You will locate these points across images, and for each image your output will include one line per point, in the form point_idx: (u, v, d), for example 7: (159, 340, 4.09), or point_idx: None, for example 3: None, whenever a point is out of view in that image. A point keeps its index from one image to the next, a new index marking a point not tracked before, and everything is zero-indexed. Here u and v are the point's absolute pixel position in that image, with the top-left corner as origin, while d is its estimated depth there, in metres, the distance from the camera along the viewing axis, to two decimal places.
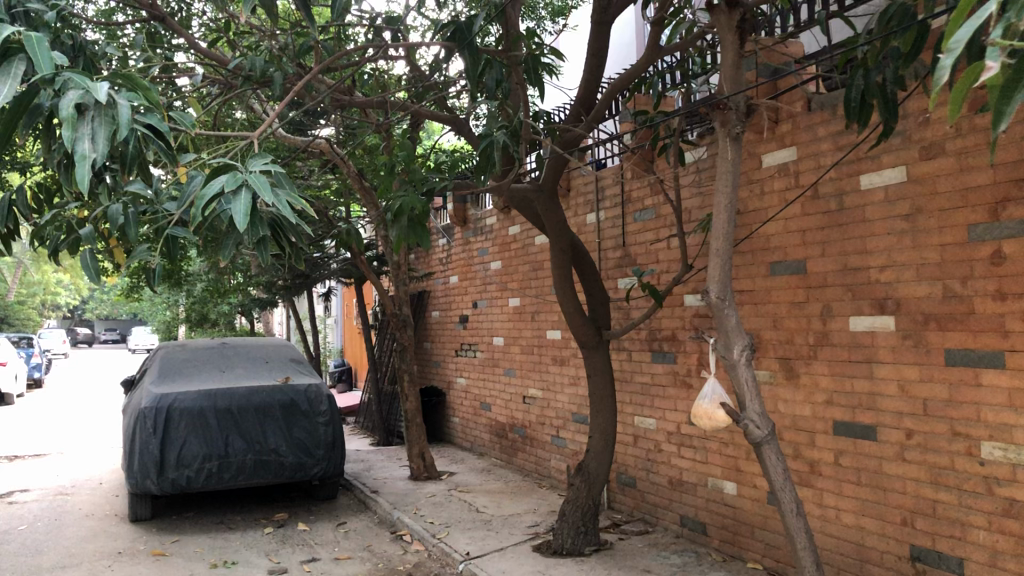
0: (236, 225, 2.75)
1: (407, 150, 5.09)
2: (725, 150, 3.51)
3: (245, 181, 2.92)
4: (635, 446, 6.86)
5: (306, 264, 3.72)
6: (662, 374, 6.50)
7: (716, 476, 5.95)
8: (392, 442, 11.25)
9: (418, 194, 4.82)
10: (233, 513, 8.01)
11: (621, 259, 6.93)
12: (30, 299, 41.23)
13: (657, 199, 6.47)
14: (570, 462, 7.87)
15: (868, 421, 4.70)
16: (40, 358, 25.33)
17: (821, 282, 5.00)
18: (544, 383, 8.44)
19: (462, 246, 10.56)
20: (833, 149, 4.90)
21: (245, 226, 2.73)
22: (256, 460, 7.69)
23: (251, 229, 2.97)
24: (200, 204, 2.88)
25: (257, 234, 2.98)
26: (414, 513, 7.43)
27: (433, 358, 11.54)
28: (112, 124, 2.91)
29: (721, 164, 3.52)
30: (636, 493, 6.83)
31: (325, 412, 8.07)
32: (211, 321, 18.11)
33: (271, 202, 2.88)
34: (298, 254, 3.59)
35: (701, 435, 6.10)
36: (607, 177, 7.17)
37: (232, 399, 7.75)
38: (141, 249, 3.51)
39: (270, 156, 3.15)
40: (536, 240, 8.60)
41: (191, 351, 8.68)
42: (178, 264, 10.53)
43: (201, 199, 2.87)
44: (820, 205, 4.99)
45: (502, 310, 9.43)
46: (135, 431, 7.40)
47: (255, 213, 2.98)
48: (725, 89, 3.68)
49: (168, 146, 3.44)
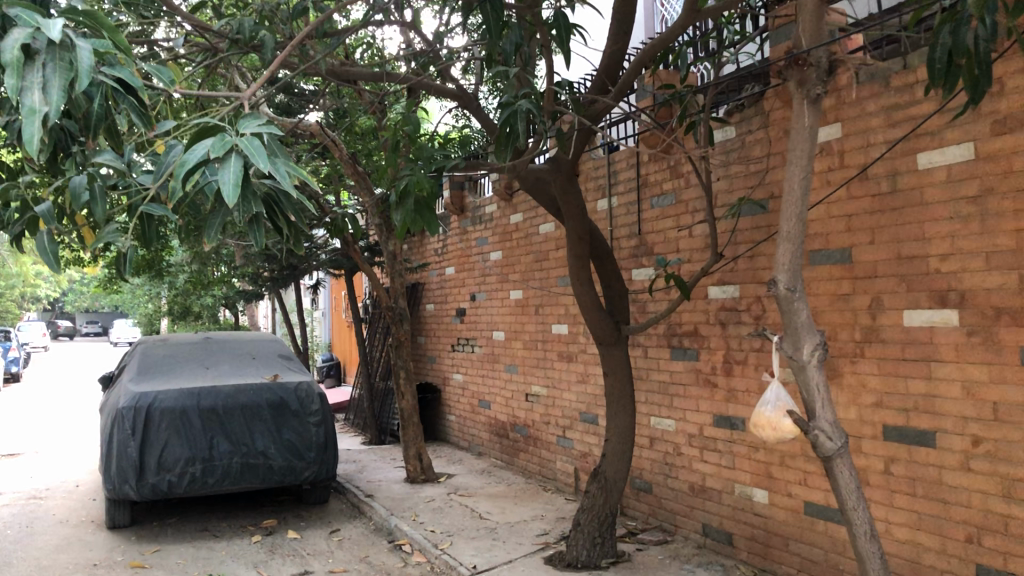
0: (225, 198, 2.24)
1: (415, 124, 4.58)
2: (801, 115, 3.03)
3: (235, 145, 2.42)
4: (651, 450, 6.40)
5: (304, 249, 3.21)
6: (682, 373, 6.03)
7: (745, 483, 5.49)
8: (385, 441, 10.74)
9: (426, 173, 4.34)
10: (218, 520, 7.49)
11: (637, 248, 6.46)
12: (9, 291, 40.39)
13: (678, 183, 6.00)
14: (578, 464, 7.40)
15: (925, 425, 4.24)
16: (18, 353, 24.73)
17: (871, 272, 4.53)
18: (548, 380, 7.96)
19: (459, 235, 10.06)
20: (885, 126, 4.43)
21: (234, 201, 2.21)
22: (243, 463, 7.17)
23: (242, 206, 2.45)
24: (181, 172, 2.37)
25: (249, 212, 2.46)
26: (413, 520, 6.93)
27: (427, 353, 11.05)
28: (70, 71, 2.45)
29: (793, 133, 3.06)
30: (652, 499, 6.37)
31: (316, 412, 7.57)
32: (195, 314, 17.56)
33: (267, 170, 2.38)
34: (297, 238, 3.08)
35: (726, 439, 5.64)
36: (621, 160, 6.69)
37: (216, 398, 7.22)
38: (110, 230, 3.00)
39: (264, 119, 2.63)
40: (540, 228, 8.11)
41: (172, 347, 8.13)
42: (159, 253, 9.98)
43: (182, 166, 2.37)
44: (869, 187, 4.53)
45: (502, 303, 8.95)
46: (112, 433, 6.87)
47: (248, 186, 2.47)
48: (802, 44, 3.21)
49: (141, 105, 2.94)
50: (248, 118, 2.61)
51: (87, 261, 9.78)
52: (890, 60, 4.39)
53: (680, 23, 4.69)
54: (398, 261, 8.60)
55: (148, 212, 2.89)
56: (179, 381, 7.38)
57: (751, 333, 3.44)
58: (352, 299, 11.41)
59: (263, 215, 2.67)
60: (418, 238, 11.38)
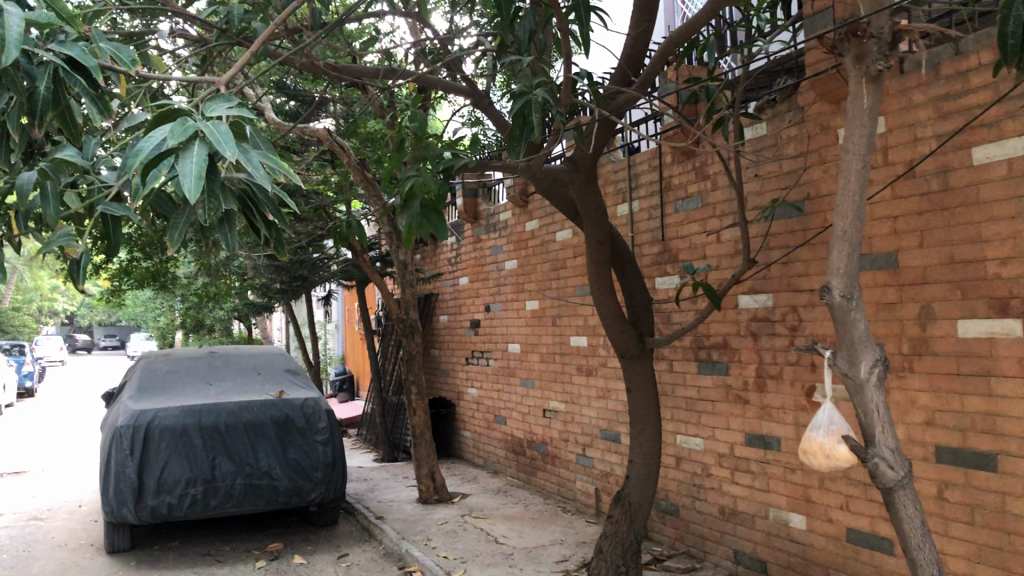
0: (186, 191, 2.03)
1: (420, 120, 4.17)
2: (860, 95, 2.67)
3: (199, 130, 2.21)
4: (677, 470, 6.01)
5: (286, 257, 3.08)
6: (711, 388, 5.65)
7: (780, 507, 5.09)
8: (397, 458, 10.39)
9: (434, 175, 3.98)
10: (222, 543, 7.16)
11: (661, 255, 6.10)
12: (26, 305, 40.40)
13: (705, 185, 5.64)
14: (599, 483, 7.02)
15: (984, 447, 3.84)
16: (33, 367, 24.62)
17: (919, 279, 4.14)
18: (567, 395, 7.59)
19: (472, 244, 9.71)
20: (935, 118, 4.05)
21: (196, 198, 1.97)
22: (246, 484, 6.83)
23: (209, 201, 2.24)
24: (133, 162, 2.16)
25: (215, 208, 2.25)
26: (424, 544, 6.56)
27: (441, 366, 10.70)
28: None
29: (849, 115, 2.70)
30: (678, 522, 5.98)
31: (323, 430, 7.22)
32: (208, 327, 17.35)
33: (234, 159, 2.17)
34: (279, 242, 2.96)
35: (759, 459, 5.25)
36: (642, 162, 6.34)
37: (219, 416, 6.89)
38: (63, 232, 2.84)
39: (236, 101, 2.51)
40: (557, 235, 7.76)
41: (175, 361, 7.83)
42: (165, 265, 9.70)
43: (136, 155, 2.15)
44: (916, 184, 4.15)
45: (518, 314, 8.59)
46: (110, 452, 6.54)
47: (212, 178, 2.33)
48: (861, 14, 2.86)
49: (95, 89, 3.07)
50: (218, 100, 2.49)
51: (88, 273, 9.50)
52: (940, 46, 4.02)
53: (708, 9, 4.36)
54: (409, 271, 8.26)
55: (107, 213, 2.64)
56: (180, 398, 7.06)
57: (797, 348, 3.06)
58: (363, 311, 11.08)
59: (235, 212, 2.56)
60: (431, 247, 11.04)
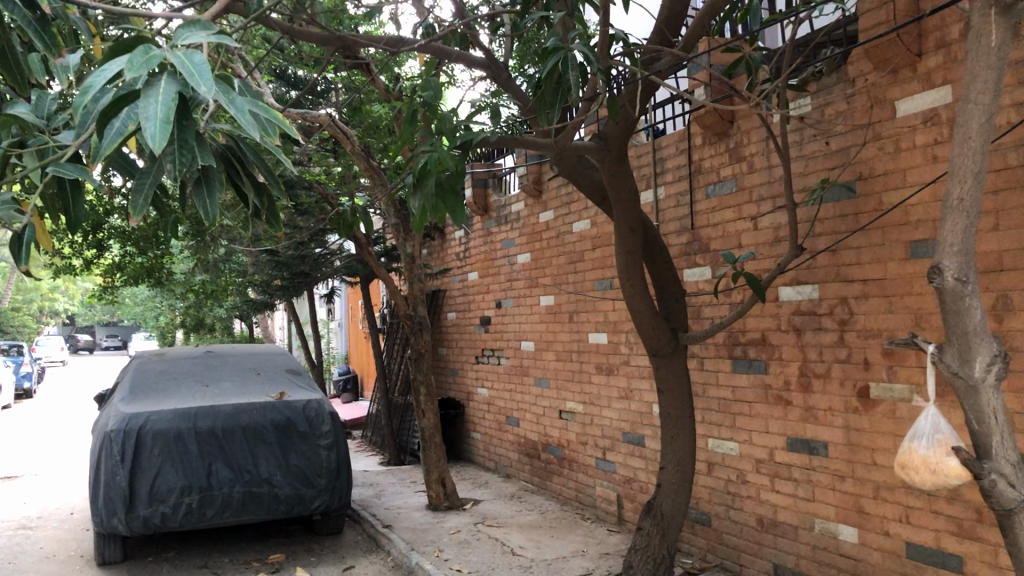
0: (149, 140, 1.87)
1: (434, 87, 3.72)
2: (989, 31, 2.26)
3: (163, 62, 2.07)
4: (708, 476, 5.58)
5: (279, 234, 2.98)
6: (748, 388, 5.21)
7: (827, 518, 4.64)
8: (404, 461, 9.97)
9: (450, 151, 3.55)
10: (220, 554, 6.73)
11: (690, 245, 5.67)
12: (26, 306, 40.05)
13: (739, 168, 5.22)
14: (621, 490, 6.58)
15: None
16: (31, 368, 24.26)
17: (995, 265, 3.69)
18: (585, 396, 7.15)
19: (482, 237, 9.27)
20: (1015, 85, 3.61)
21: (158, 147, 1.86)
22: (245, 492, 6.39)
23: (178, 155, 2.14)
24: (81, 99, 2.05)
25: (184, 164, 2.15)
26: (436, 557, 6.11)
27: (449, 365, 10.26)
28: None
29: (969, 61, 2.30)
30: (710, 533, 5.53)
31: (327, 433, 6.79)
32: (208, 326, 16.95)
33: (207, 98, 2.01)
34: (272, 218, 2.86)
35: (803, 465, 4.81)
36: (668, 145, 5.90)
37: (215, 419, 6.46)
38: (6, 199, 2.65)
39: (207, 30, 2.34)
40: (573, 226, 7.32)
41: (170, 361, 7.40)
42: (159, 261, 9.27)
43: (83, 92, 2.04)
44: (991, 160, 3.71)
45: (532, 310, 8.15)
46: (100, 459, 6.12)
47: (185, 125, 2.15)
48: None
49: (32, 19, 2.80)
50: (189, 30, 2.32)
51: (78, 268, 9.08)
52: None
53: None
54: (417, 265, 7.82)
55: (60, 175, 2.48)
56: (175, 401, 6.63)
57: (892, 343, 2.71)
58: (367, 308, 10.65)
59: (215, 173, 2.45)
60: (438, 242, 10.60)
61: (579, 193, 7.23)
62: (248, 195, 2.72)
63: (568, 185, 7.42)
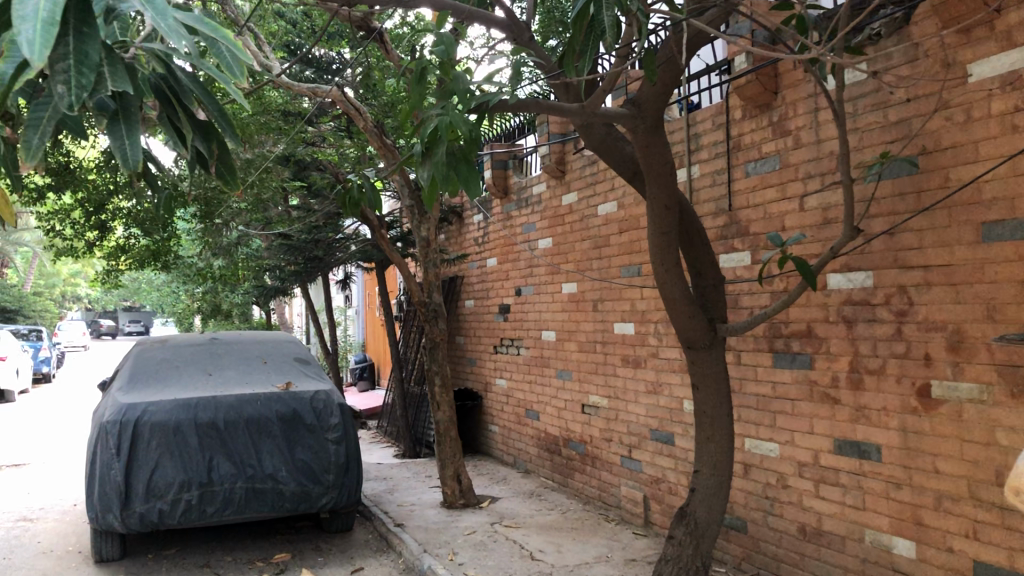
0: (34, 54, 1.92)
1: (446, 43, 3.27)
2: None
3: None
4: (745, 479, 5.16)
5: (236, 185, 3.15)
6: (791, 385, 4.77)
7: (879, 529, 4.19)
8: (420, 453, 9.60)
9: (462, 115, 3.10)
10: (223, 553, 6.37)
11: (727, 229, 5.23)
12: (48, 290, 40.08)
13: (785, 143, 4.78)
14: (648, 490, 6.18)
15: None
16: (49, 353, 24.12)
17: None
18: (609, 389, 6.73)
19: (501, 221, 8.85)
20: None
21: (40, 56, 1.91)
22: (248, 489, 6.02)
23: (77, 76, 2.22)
24: None
25: (86, 86, 2.24)
26: (449, 560, 5.71)
27: (467, 355, 9.87)
28: None
29: None
30: (746, 540, 5.11)
31: (336, 427, 6.41)
32: (224, 312, 16.66)
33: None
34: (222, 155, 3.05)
35: (852, 471, 4.37)
36: (705, 119, 5.47)
37: (217, 410, 6.10)
38: None
39: None
40: (599, 209, 6.88)
41: (173, 349, 7.04)
42: (165, 244, 8.92)
43: None
44: None
45: (553, 298, 7.73)
46: (95, 451, 5.77)
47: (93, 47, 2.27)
48: None
49: None
50: None
51: (81, 251, 8.75)
52: None
53: None
54: (432, 249, 7.38)
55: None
56: (175, 390, 6.27)
57: None
58: (382, 295, 10.27)
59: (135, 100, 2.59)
60: (456, 226, 10.20)
61: (605, 174, 6.78)
62: (189, 135, 2.89)
63: (593, 165, 6.97)
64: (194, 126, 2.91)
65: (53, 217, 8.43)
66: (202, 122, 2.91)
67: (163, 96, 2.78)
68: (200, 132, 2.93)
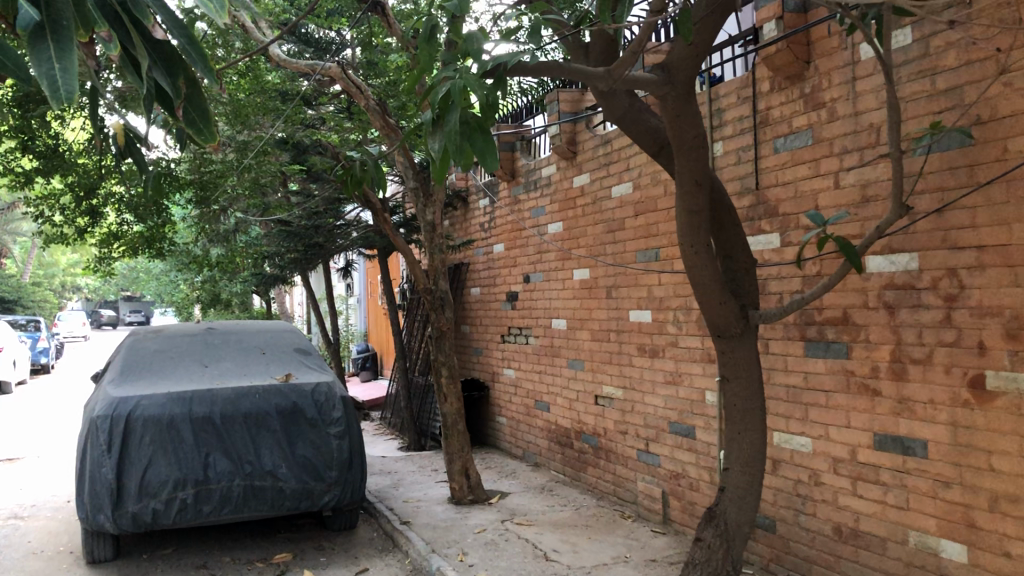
0: None
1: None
2: None
3: None
4: (774, 475, 4.85)
5: (212, 136, 3.19)
6: (826, 375, 4.46)
7: (924, 532, 3.88)
8: (425, 446, 9.31)
9: (477, 80, 2.85)
10: (221, 553, 6.07)
11: (754, 210, 4.92)
12: (47, 280, 39.76)
13: (817, 116, 4.46)
14: (667, 485, 5.88)
15: None
16: (47, 344, 23.84)
17: None
18: (624, 379, 6.43)
19: (509, 205, 8.52)
20: None
21: None
22: (246, 486, 5.72)
23: None
24: None
25: None
26: (458, 561, 5.41)
27: (473, 344, 9.57)
28: None
29: None
30: (775, 541, 4.81)
31: (338, 421, 6.10)
32: (225, 301, 16.37)
33: None
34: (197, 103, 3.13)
35: (893, 468, 4.06)
36: (729, 93, 5.15)
37: (213, 404, 5.79)
38: None
39: None
40: (613, 191, 6.55)
41: (167, 339, 6.72)
42: (159, 231, 8.59)
43: None
44: None
45: (564, 285, 7.42)
46: (84, 448, 5.47)
47: None
48: None
49: None
50: None
51: (71, 238, 8.44)
52: None
53: None
54: (437, 234, 7.04)
55: None
56: (169, 384, 5.96)
57: None
58: (385, 283, 9.95)
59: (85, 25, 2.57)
60: (461, 212, 9.88)
61: (619, 153, 6.44)
62: (161, 72, 2.96)
63: (606, 145, 6.64)
64: (159, 59, 2.97)
65: (42, 202, 8.08)
66: (166, 54, 2.98)
67: (118, 21, 2.79)
68: (163, 67, 2.98)
